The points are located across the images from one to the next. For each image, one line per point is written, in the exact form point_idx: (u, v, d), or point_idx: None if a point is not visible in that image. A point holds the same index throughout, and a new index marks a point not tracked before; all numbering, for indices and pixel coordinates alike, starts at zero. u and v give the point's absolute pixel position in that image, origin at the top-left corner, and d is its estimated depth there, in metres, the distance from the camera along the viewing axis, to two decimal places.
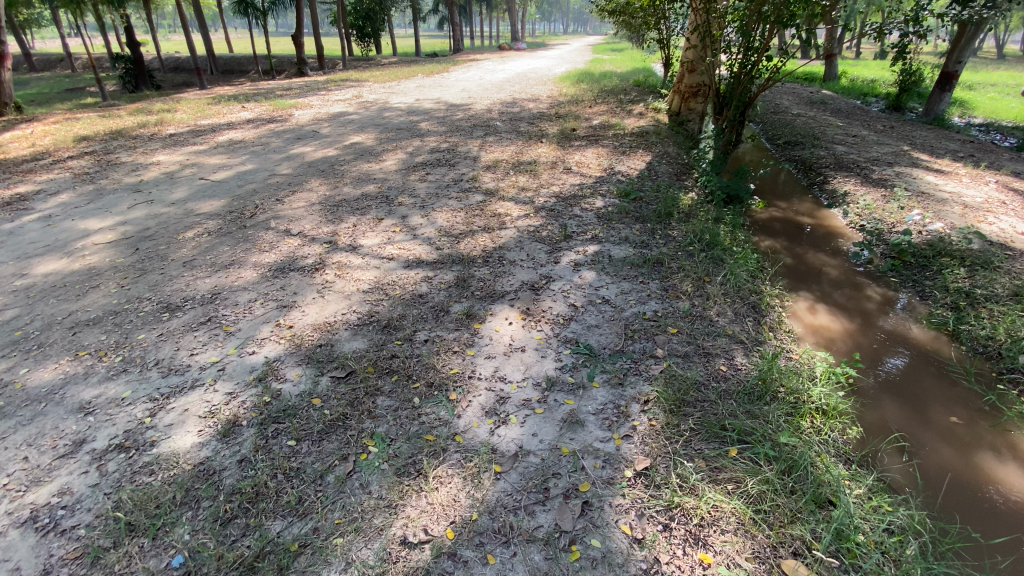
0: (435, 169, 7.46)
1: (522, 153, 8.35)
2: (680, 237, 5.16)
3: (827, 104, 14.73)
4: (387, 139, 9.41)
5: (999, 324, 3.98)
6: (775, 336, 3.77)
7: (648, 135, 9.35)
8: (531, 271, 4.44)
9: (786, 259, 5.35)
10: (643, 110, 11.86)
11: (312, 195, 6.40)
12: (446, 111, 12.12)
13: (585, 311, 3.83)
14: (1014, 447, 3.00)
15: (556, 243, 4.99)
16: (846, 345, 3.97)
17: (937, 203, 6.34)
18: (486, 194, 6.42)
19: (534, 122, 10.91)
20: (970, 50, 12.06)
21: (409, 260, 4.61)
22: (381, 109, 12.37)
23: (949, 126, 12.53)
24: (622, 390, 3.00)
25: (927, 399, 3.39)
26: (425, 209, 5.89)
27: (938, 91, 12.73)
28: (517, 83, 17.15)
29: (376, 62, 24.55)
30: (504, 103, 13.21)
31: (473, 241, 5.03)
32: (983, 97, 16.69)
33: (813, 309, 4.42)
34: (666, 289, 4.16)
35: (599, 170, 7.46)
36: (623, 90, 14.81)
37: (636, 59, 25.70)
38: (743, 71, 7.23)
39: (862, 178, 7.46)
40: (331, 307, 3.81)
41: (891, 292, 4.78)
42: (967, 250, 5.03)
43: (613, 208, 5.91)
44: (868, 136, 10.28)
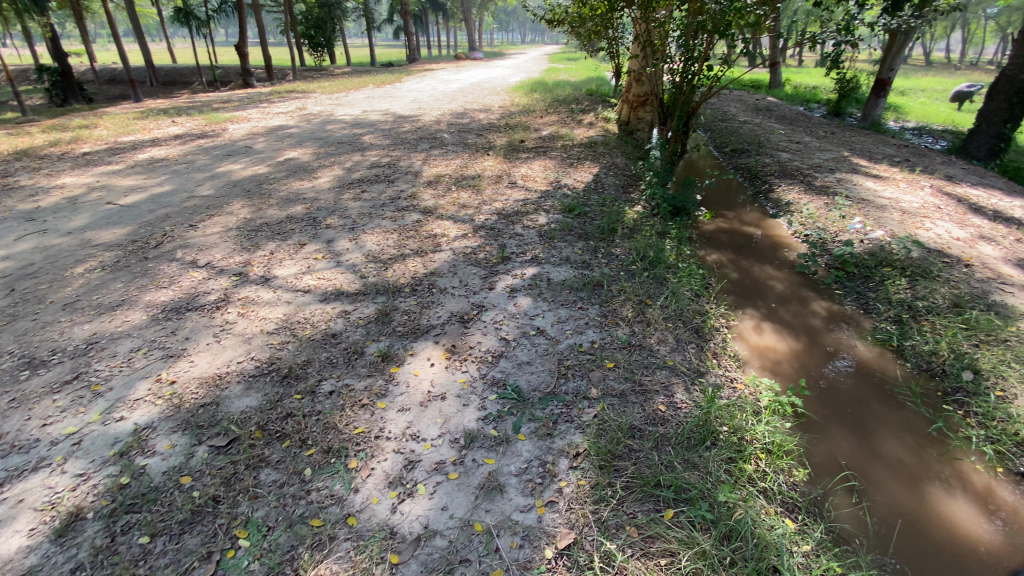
0: (372, 186, 7.01)
1: (467, 167, 8.01)
2: (624, 255, 4.90)
3: (772, 111, 15.06)
4: (324, 153, 8.89)
5: (941, 339, 3.87)
6: (718, 364, 3.54)
7: (596, 146, 9.19)
8: (461, 299, 4.06)
9: (731, 273, 5.19)
10: (594, 120, 11.75)
11: (231, 219, 5.85)
12: (392, 123, 11.67)
13: (516, 345, 3.45)
14: (964, 478, 2.82)
15: (493, 266, 4.64)
16: (792, 368, 3.77)
17: (877, 210, 6.36)
18: (424, 213, 6.01)
19: (483, 133, 10.60)
20: (901, 57, 12.51)
21: (327, 292, 4.16)
22: (324, 122, 11.81)
23: (884, 131, 13.02)
24: (550, 442, 2.65)
25: (875, 426, 3.20)
26: (355, 231, 5.45)
27: (874, 97, 13.16)
28: (470, 93, 16.84)
29: (328, 72, 23.82)
30: (454, 114, 12.83)
31: (403, 267, 4.62)
32: (914, 102, 17.55)
33: (759, 329, 4.23)
34: (606, 315, 3.86)
35: (545, 183, 7.20)
36: (575, 100, 14.71)
37: (592, 68, 25.87)
38: (685, 81, 7.11)
39: (805, 185, 7.47)
40: (226, 355, 3.33)
41: (835, 305, 4.64)
42: (908, 259, 4.97)
43: (556, 224, 5.62)
44: (811, 142, 10.45)
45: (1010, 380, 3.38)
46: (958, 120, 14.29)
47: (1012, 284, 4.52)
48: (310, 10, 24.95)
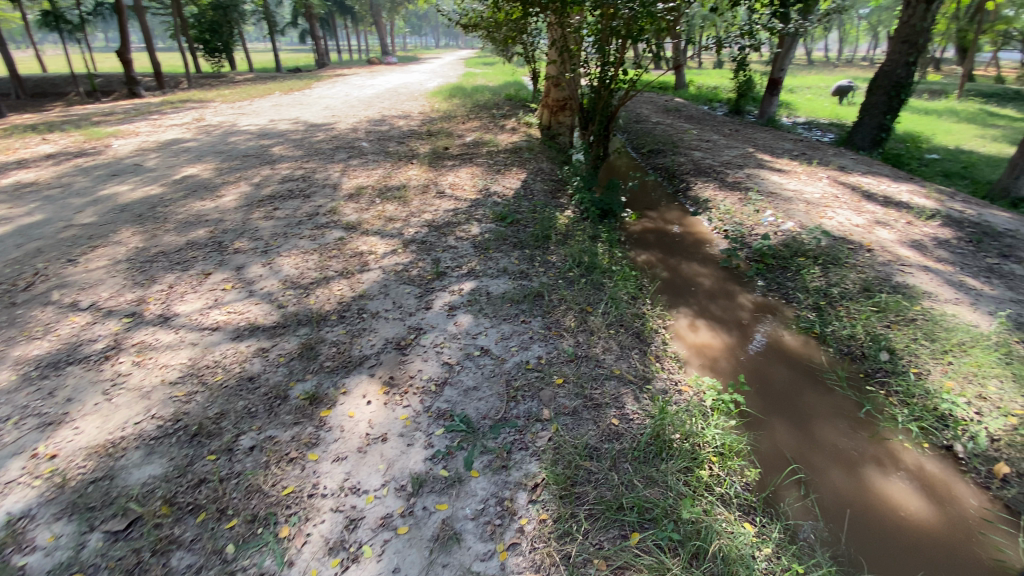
0: (287, 203, 6.47)
1: (390, 177, 7.64)
2: (560, 263, 4.84)
3: (681, 111, 15.92)
4: (230, 169, 8.12)
5: (857, 323, 4.14)
6: (662, 367, 3.55)
7: (521, 151, 9.15)
8: (396, 323, 3.78)
9: (662, 273, 5.30)
10: (516, 124, 11.74)
11: (120, 249, 5.13)
12: (305, 133, 10.96)
13: (460, 369, 3.22)
14: (894, 459, 3.00)
15: (427, 283, 4.38)
16: (729, 363, 3.87)
17: (785, 202, 6.82)
18: (346, 229, 5.62)
19: (404, 141, 10.22)
20: (789, 60, 13.66)
21: (240, 327, 3.71)
22: (227, 133, 10.84)
23: (780, 127, 14.18)
24: (506, 475, 2.47)
25: (810, 413, 3.34)
26: (269, 254, 4.96)
27: (768, 96, 14.29)
28: (387, 99, 16.28)
29: (229, 79, 22.09)
30: (371, 121, 12.30)
31: (328, 291, 4.25)
32: (802, 99, 19.31)
33: (694, 327, 4.31)
34: (549, 327, 3.74)
35: (474, 191, 7.02)
36: (496, 104, 14.67)
37: (509, 72, 26.10)
38: (603, 85, 7.23)
39: (719, 182, 7.87)
40: (120, 415, 2.83)
41: (760, 297, 4.87)
42: (818, 248, 5.33)
43: (489, 234, 5.47)
44: (719, 140, 11.10)
45: (920, 357, 3.67)
46: (840, 114, 15.88)
47: (908, 265, 4.97)
48: (202, 13, 22.89)
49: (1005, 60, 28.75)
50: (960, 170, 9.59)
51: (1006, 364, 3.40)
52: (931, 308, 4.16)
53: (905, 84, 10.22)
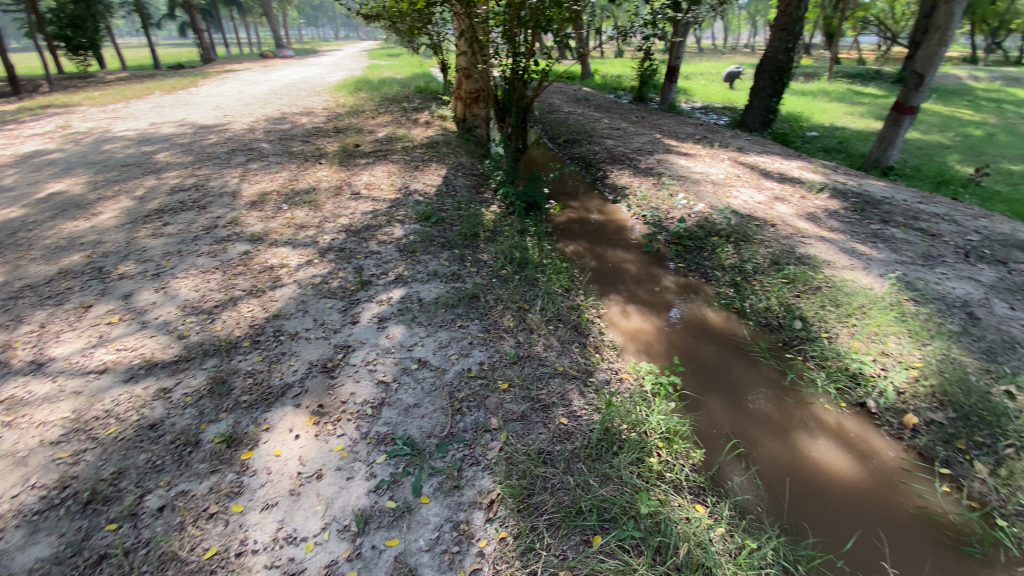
0: (179, 216, 5.78)
1: (297, 181, 7.08)
2: (490, 261, 4.71)
3: (590, 100, 16.34)
4: (106, 181, 7.12)
5: (772, 296, 4.42)
6: (602, 358, 3.55)
7: (438, 145, 8.88)
8: (319, 343, 3.46)
9: (590, 262, 5.35)
10: (429, 118, 11.39)
11: None
12: (194, 136, 9.90)
13: (397, 386, 3.01)
14: (818, 421, 3.23)
15: (350, 295, 4.08)
16: (663, 345, 3.97)
17: (695, 185, 7.18)
18: (252, 241, 5.11)
19: (310, 139, 9.54)
20: (684, 48, 14.42)
21: (135, 366, 3.21)
22: (99, 141, 9.52)
23: (681, 112, 14.99)
24: (459, 496, 2.32)
25: (741, 387, 3.51)
26: (162, 277, 4.38)
27: (668, 83, 15.03)
28: (286, 96, 15.17)
29: (96, 78, 19.48)
30: (271, 120, 11.36)
31: (238, 314, 3.82)
32: (697, 85, 20.56)
33: (626, 313, 4.37)
34: (487, 330, 3.61)
35: (392, 191, 6.69)
36: (405, 98, 14.17)
37: (415, 64, 25.39)
38: (516, 76, 7.15)
39: (634, 168, 8.13)
40: None
41: (683, 278, 5.06)
42: (730, 227, 5.65)
43: (413, 235, 5.21)
44: (629, 127, 11.50)
45: (829, 322, 3.98)
46: (731, 98, 17.11)
47: (808, 237, 5.40)
48: (61, 6, 19.67)
49: (862, 44, 32.41)
50: (837, 145, 10.65)
51: (899, 322, 3.78)
52: (833, 276, 4.53)
53: (786, 68, 11.12)
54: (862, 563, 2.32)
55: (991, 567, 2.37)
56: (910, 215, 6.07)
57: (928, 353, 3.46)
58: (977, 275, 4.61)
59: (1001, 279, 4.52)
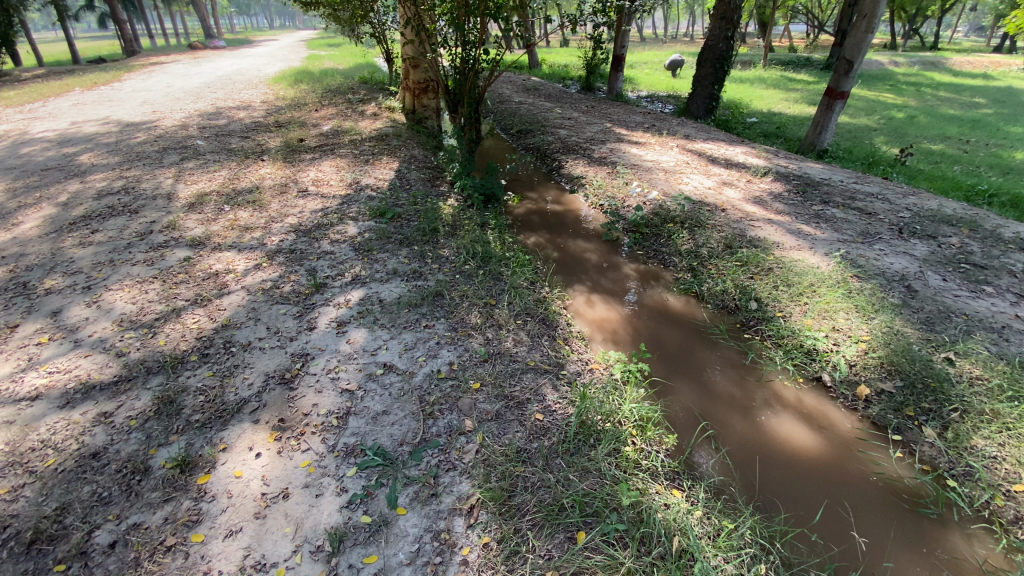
0: (108, 222, 5.30)
1: (239, 179, 6.66)
2: (451, 256, 4.60)
3: (539, 90, 16.33)
4: (19, 187, 6.43)
5: (728, 279, 4.55)
6: (571, 349, 3.53)
7: (388, 138, 8.59)
8: (275, 352, 3.27)
9: (551, 253, 5.33)
10: (377, 110, 11.02)
11: None
12: (120, 134, 9.12)
13: (363, 394, 2.88)
14: (779, 397, 3.35)
15: (306, 299, 3.87)
16: (628, 332, 4.00)
17: (648, 172, 7.31)
18: (193, 246, 4.75)
19: (249, 135, 9.00)
20: (628, 36, 14.61)
21: (69, 390, 2.91)
22: (7, 142, 8.60)
23: (628, 100, 15.24)
24: (438, 503, 2.25)
25: (706, 369, 3.59)
26: (93, 290, 4.00)
27: (614, 71, 15.21)
28: (220, 89, 14.27)
29: (0, 74, 17.59)
30: (204, 116, 10.64)
31: (183, 326, 3.54)
32: (642, 73, 20.98)
33: (591, 302, 4.38)
34: (454, 328, 3.50)
35: (343, 187, 6.41)
36: (350, 89, 13.63)
37: (357, 54, 24.53)
38: (467, 66, 6.98)
39: (587, 158, 8.18)
40: None
41: (643, 265, 5.13)
42: (684, 212, 5.78)
43: (369, 233, 5.02)
44: (579, 117, 11.56)
45: (782, 301, 4.14)
46: (675, 86, 17.55)
47: (757, 220, 5.60)
48: None
49: (792, 32, 34.01)
50: (776, 130, 11.13)
51: (847, 298, 3.98)
52: (783, 256, 4.72)
53: (727, 57, 11.47)
54: (832, 534, 2.42)
55: (944, 526, 2.54)
56: (848, 195, 6.41)
57: (874, 326, 3.66)
58: (910, 250, 4.91)
59: (931, 252, 4.85)
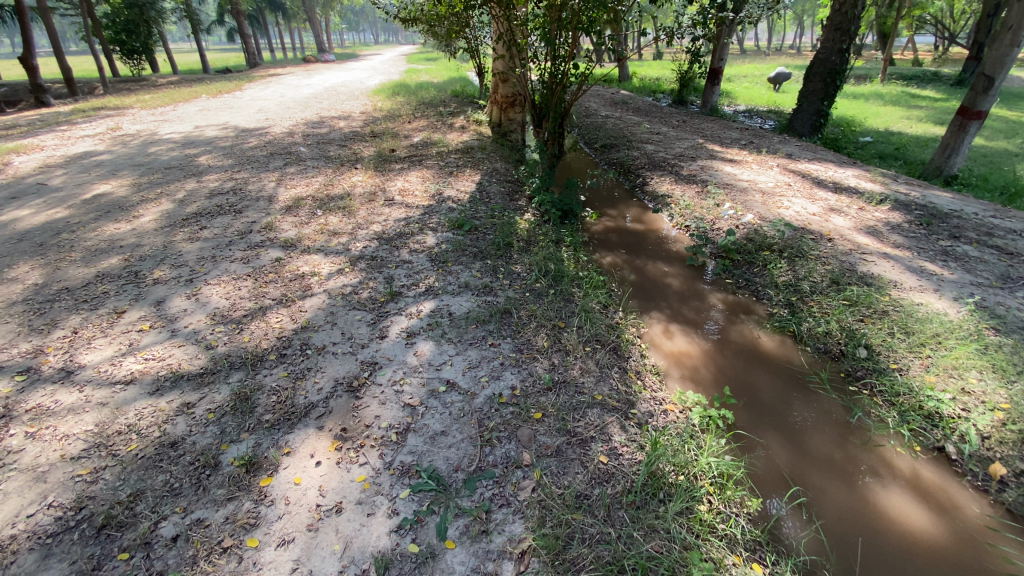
0: (216, 220, 5.81)
1: (332, 185, 7.06)
2: (524, 273, 4.50)
3: (628, 103, 15.98)
4: (149, 184, 7.27)
5: (831, 319, 4.05)
6: (644, 384, 3.27)
7: (473, 150, 8.75)
8: (345, 359, 3.33)
9: (629, 275, 5.06)
10: (465, 122, 11.31)
11: (14, 287, 4.37)
12: (236, 139, 10.10)
13: (423, 411, 2.83)
14: (889, 466, 2.88)
15: (379, 307, 3.94)
16: (709, 370, 3.67)
17: (742, 194, 6.78)
18: (285, 247, 5.06)
19: (346, 144, 9.57)
20: (728, 49, 13.87)
21: (161, 377, 3.16)
22: (145, 143, 9.81)
23: (723, 115, 14.45)
24: (487, 543, 2.11)
25: (799, 422, 3.18)
26: (195, 283, 4.36)
27: (710, 85, 14.51)
28: (325, 99, 15.42)
29: (150, 83, 20.26)
30: (309, 124, 11.51)
31: (265, 325, 3.74)
32: (740, 88, 19.88)
33: (669, 333, 4.08)
34: (520, 349, 3.36)
35: (426, 197, 6.56)
36: (442, 102, 14.15)
37: (452, 68, 25.60)
38: (555, 80, 6.91)
39: (675, 175, 7.77)
40: (8, 507, 2.27)
41: (731, 296, 4.71)
42: (782, 240, 5.26)
43: (446, 244, 5.06)
44: (669, 132, 11.09)
45: (899, 352, 3.59)
46: (777, 101, 16.41)
47: (870, 253, 4.96)
48: (117, 12, 20.65)
49: (917, 43, 30.75)
50: (894, 151, 9.97)
51: (982, 355, 3.37)
52: (901, 298, 4.11)
53: (840, 71, 10.49)
54: None
55: None
56: (984, 230, 5.53)
57: (1018, 392, 3.05)
58: None
59: None
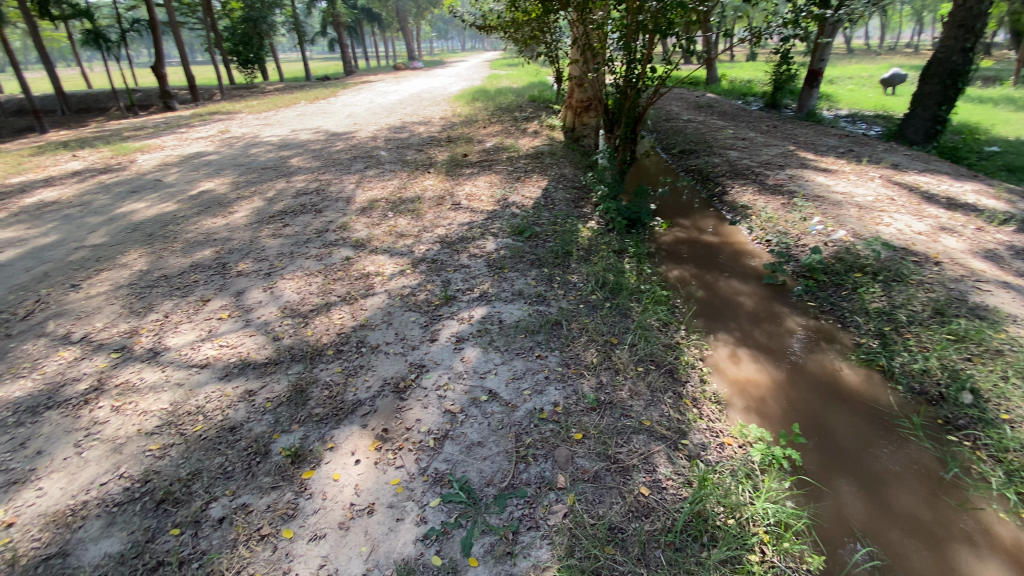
0: (297, 219, 6.23)
1: (405, 188, 7.33)
2: (580, 283, 4.37)
3: (713, 107, 15.18)
4: (245, 183, 7.96)
5: (929, 355, 3.58)
6: (700, 412, 3.04)
7: (543, 156, 8.71)
8: (395, 359, 3.40)
9: (696, 291, 4.75)
10: (539, 127, 11.31)
11: (123, 273, 4.95)
12: (324, 142, 10.81)
13: (462, 419, 2.81)
14: (990, 535, 2.46)
15: (433, 310, 3.99)
16: (778, 402, 3.34)
17: (834, 207, 6.17)
18: (355, 247, 5.30)
19: (422, 148, 9.92)
20: (829, 49, 12.77)
21: (230, 364, 3.41)
22: (247, 145, 10.78)
23: (821, 120, 13.28)
24: (510, 566, 2.04)
25: (881, 471, 2.81)
26: (272, 277, 4.68)
27: (807, 87, 13.44)
28: (409, 105, 16.13)
29: (259, 90, 22.32)
30: (392, 129, 12.08)
31: (327, 320, 3.92)
32: (843, 90, 18.21)
33: (737, 358, 3.77)
34: (567, 364, 3.25)
35: (491, 202, 6.61)
36: (518, 107, 14.27)
37: (533, 73, 25.86)
38: (629, 84, 6.67)
39: (758, 185, 7.23)
40: (89, 473, 2.56)
41: (812, 321, 4.27)
42: (878, 261, 4.70)
43: (505, 250, 5.05)
44: (755, 138, 10.38)
45: (1012, 401, 3.10)
46: (885, 106, 14.84)
47: (986, 281, 4.30)
48: (234, 26, 23.08)
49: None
50: None
51: None
52: (1020, 338, 3.56)
53: (963, 71, 9.25)
54: None
55: None
56: None
57: None
58: None
59: None
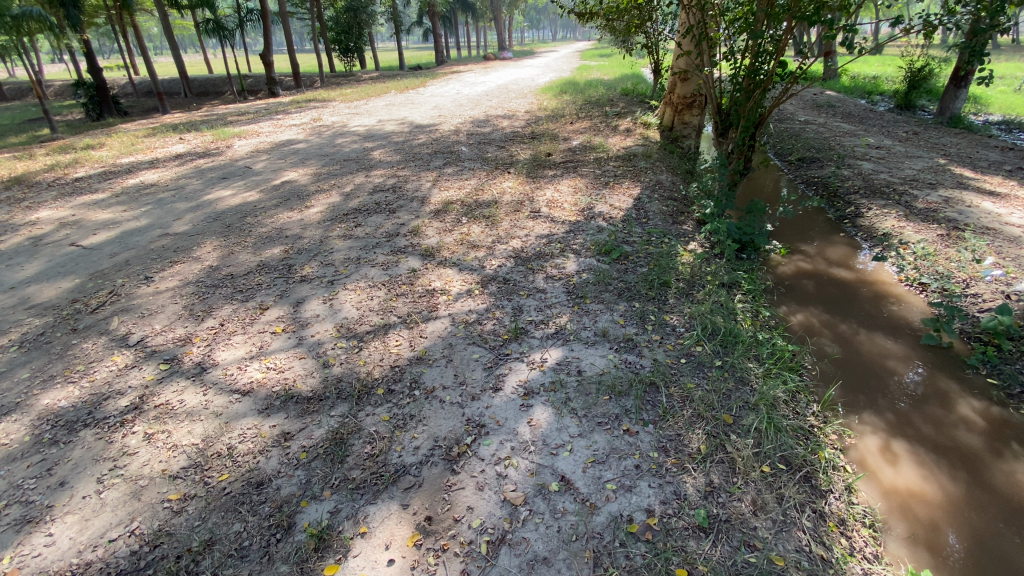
0: (370, 218, 5.91)
1: (482, 190, 6.82)
2: (680, 328, 3.58)
3: (834, 107, 13.34)
4: (326, 174, 7.85)
5: None
6: (852, 548, 2.20)
7: (636, 159, 7.84)
8: (452, 411, 2.84)
9: (830, 347, 3.78)
10: (631, 125, 10.36)
11: (194, 268, 4.84)
12: (407, 134, 10.62)
13: (525, 518, 2.19)
14: None
15: (500, 347, 3.40)
16: (957, 535, 2.41)
17: (1012, 245, 4.83)
18: (424, 257, 4.84)
19: (505, 145, 9.37)
20: None
21: (273, 395, 3.03)
22: (335, 134, 10.86)
23: (970, 126, 11.14)
24: None
25: None
26: (334, 286, 4.33)
27: (953, 87, 11.32)
28: (495, 97, 15.74)
29: (355, 78, 23.02)
30: (475, 122, 11.69)
31: (382, 347, 3.46)
32: (994, 92, 15.42)
33: (891, 454, 2.84)
34: (664, 449, 2.53)
35: (575, 211, 5.93)
36: (610, 101, 13.36)
37: (625, 63, 24.72)
38: (753, 81, 5.58)
39: (904, 208, 5.92)
40: (100, 523, 2.28)
41: (996, 410, 3.19)
42: None
43: (589, 273, 4.37)
44: (893, 147, 8.76)
45: None
46: None
47: None
48: (338, 15, 24.05)
49: None
50: None
51: None
52: None
53: None
54: None
55: None
56: None
57: None
58: None
59: None
